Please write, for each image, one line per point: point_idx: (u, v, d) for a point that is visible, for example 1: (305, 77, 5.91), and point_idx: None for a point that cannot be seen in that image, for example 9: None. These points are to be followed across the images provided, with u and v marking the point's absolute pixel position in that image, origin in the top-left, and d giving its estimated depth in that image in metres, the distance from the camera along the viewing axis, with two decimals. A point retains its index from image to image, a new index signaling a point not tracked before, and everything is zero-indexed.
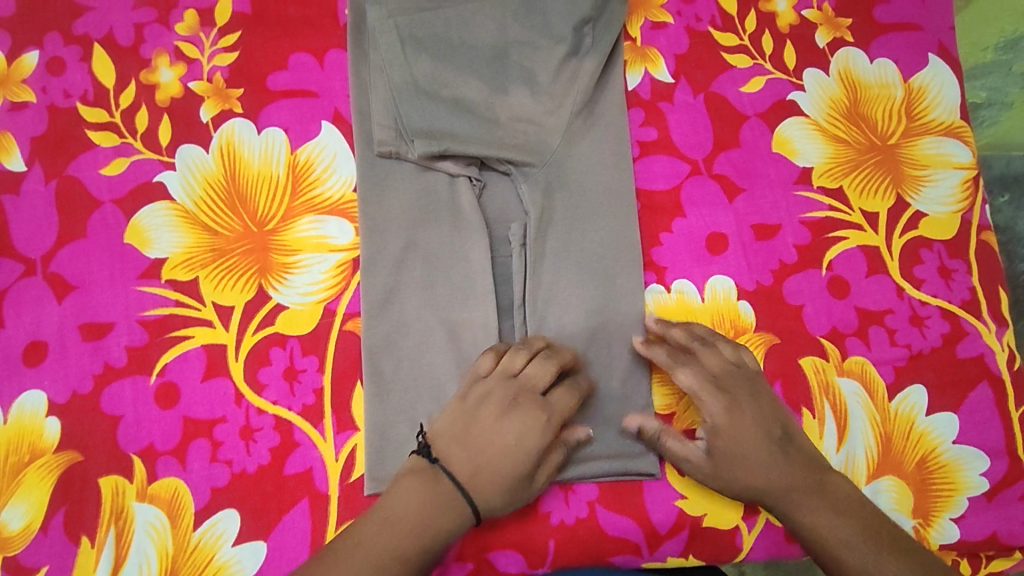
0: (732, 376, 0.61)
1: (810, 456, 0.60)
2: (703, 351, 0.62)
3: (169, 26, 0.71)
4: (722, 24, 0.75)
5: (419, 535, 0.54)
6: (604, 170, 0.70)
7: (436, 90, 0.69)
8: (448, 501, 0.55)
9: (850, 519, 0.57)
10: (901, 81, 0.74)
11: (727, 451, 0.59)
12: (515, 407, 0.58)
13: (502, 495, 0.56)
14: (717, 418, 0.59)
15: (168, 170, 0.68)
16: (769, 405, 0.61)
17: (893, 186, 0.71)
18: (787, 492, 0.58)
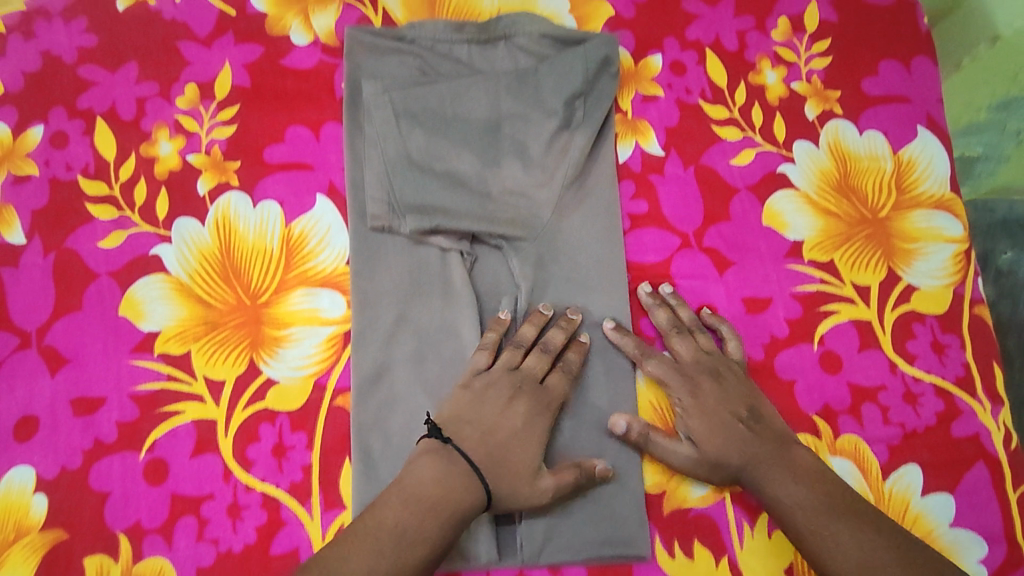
0: (700, 366, 0.65)
1: (778, 430, 0.63)
2: (678, 337, 0.67)
3: (170, 99, 0.72)
4: (712, 97, 0.76)
5: (440, 515, 0.55)
6: (595, 244, 0.70)
7: (429, 164, 0.70)
8: (466, 480, 0.57)
9: (811, 486, 0.60)
10: (890, 153, 0.75)
11: (699, 429, 0.63)
12: (518, 395, 0.62)
13: (512, 483, 0.58)
14: (685, 401, 0.64)
15: (163, 243, 0.69)
16: (737, 381, 0.65)
17: (884, 258, 0.72)
18: (749, 462, 0.61)
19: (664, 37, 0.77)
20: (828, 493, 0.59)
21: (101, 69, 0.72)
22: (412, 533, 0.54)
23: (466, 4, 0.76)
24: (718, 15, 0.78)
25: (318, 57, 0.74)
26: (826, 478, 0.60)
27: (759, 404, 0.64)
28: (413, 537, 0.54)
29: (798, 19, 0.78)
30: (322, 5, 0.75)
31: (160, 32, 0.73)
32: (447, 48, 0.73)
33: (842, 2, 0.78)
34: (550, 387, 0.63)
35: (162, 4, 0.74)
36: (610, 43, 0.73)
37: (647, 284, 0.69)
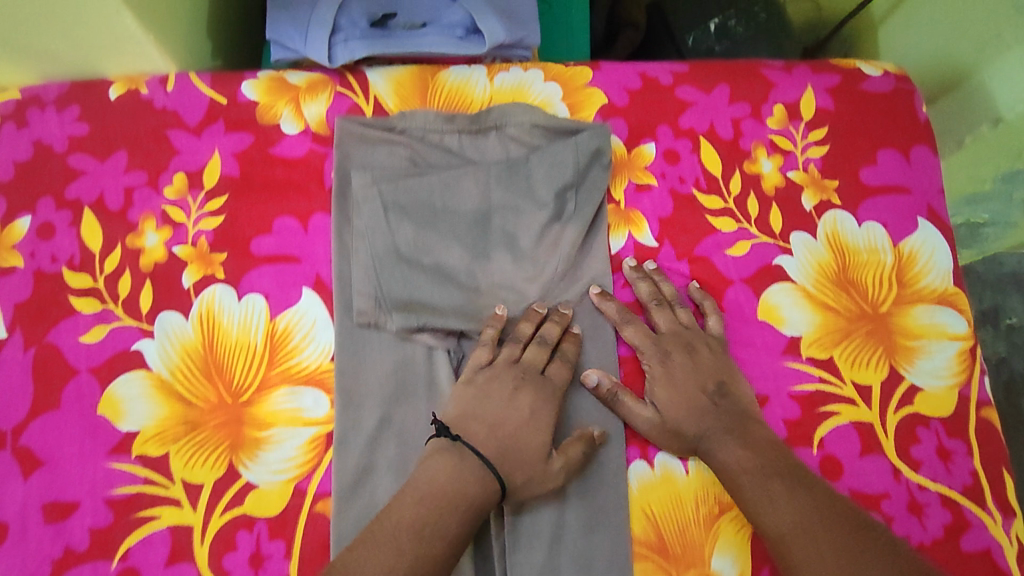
0: (677, 338, 0.68)
1: (740, 407, 0.65)
2: (659, 309, 0.70)
3: (158, 189, 0.71)
4: (706, 186, 0.75)
5: (458, 511, 0.57)
6: (584, 341, 0.69)
7: (419, 257, 0.69)
8: (479, 472, 0.59)
9: (754, 451, 0.61)
10: (891, 246, 0.73)
11: (670, 402, 0.66)
12: (522, 388, 0.64)
13: (524, 472, 0.60)
14: (655, 370, 0.67)
15: (146, 337, 0.68)
16: (711, 357, 0.67)
17: (886, 356, 0.70)
18: (705, 433, 0.64)
19: (658, 125, 0.77)
20: (761, 452, 0.61)
21: (91, 158, 0.72)
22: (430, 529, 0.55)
23: (459, 91, 0.76)
24: (713, 102, 0.77)
25: (308, 146, 0.73)
26: (772, 448, 0.62)
27: (728, 381, 0.66)
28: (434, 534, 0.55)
29: (794, 106, 0.77)
30: (313, 94, 0.74)
31: (151, 121, 0.73)
32: (438, 138, 0.73)
33: (838, 89, 0.77)
34: (551, 372, 0.66)
35: (154, 93, 0.74)
36: (603, 136, 0.73)
37: (631, 259, 0.72)
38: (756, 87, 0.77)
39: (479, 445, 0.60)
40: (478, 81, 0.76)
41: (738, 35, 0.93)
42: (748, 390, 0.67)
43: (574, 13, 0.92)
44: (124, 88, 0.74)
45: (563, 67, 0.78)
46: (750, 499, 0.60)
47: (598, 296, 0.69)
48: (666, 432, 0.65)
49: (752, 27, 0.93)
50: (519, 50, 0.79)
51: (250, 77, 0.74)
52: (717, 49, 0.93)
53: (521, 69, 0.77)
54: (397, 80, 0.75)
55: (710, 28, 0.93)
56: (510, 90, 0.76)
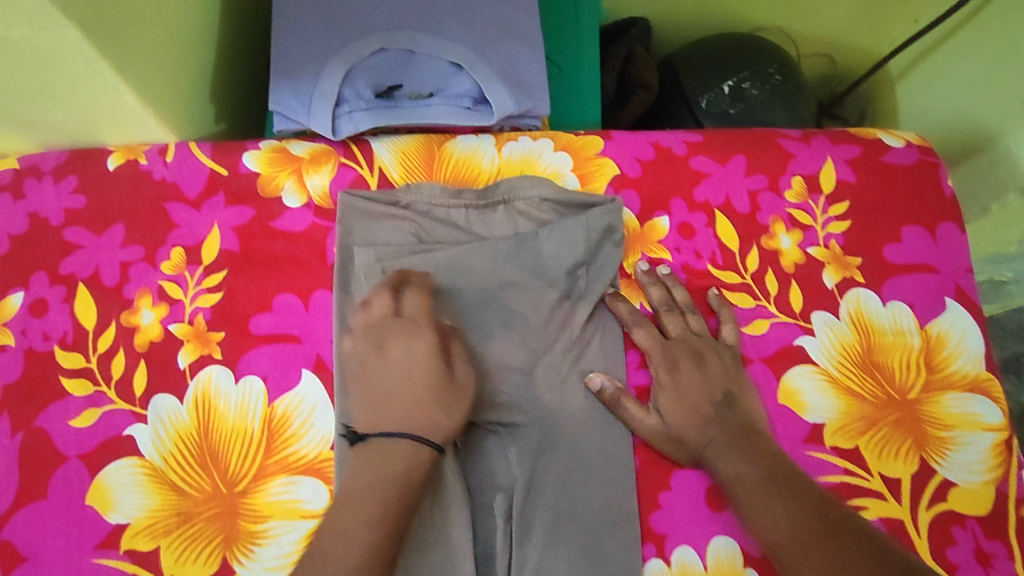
0: (685, 345, 0.67)
1: (746, 419, 0.63)
2: (669, 316, 0.69)
3: (155, 264, 0.69)
4: (722, 263, 0.72)
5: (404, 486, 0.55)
6: (597, 430, 0.65)
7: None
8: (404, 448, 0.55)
9: (754, 461, 0.60)
10: (917, 327, 0.70)
11: (672, 406, 0.65)
12: (385, 343, 0.60)
13: (435, 420, 0.57)
14: (661, 375, 0.66)
15: (139, 422, 0.64)
16: (720, 366, 0.66)
17: (915, 447, 0.66)
18: (708, 443, 0.63)
19: (671, 197, 0.74)
20: (760, 463, 0.60)
21: (87, 232, 0.69)
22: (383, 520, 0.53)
23: (466, 162, 0.74)
24: (729, 174, 0.75)
25: (310, 219, 0.71)
26: (773, 460, 0.60)
27: (735, 392, 0.65)
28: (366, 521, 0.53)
29: (813, 178, 0.74)
30: (316, 165, 0.72)
31: (149, 193, 0.71)
32: (444, 212, 0.71)
33: (859, 160, 0.75)
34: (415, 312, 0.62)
35: (152, 164, 0.72)
36: (613, 212, 0.70)
37: (643, 262, 0.71)
38: (773, 158, 0.75)
39: (405, 426, 0.56)
40: (485, 152, 0.74)
41: (753, 98, 0.92)
42: (756, 402, 0.66)
43: (585, 75, 0.89)
44: (122, 158, 0.72)
45: (573, 135, 0.76)
46: (745, 506, 0.59)
47: (608, 298, 0.69)
48: (668, 439, 0.64)
49: (767, 89, 0.92)
50: (527, 119, 0.78)
51: (252, 148, 0.73)
52: (732, 111, 0.91)
53: (529, 138, 0.76)
54: (403, 151, 0.74)
55: (725, 90, 0.92)
56: (518, 160, 0.74)
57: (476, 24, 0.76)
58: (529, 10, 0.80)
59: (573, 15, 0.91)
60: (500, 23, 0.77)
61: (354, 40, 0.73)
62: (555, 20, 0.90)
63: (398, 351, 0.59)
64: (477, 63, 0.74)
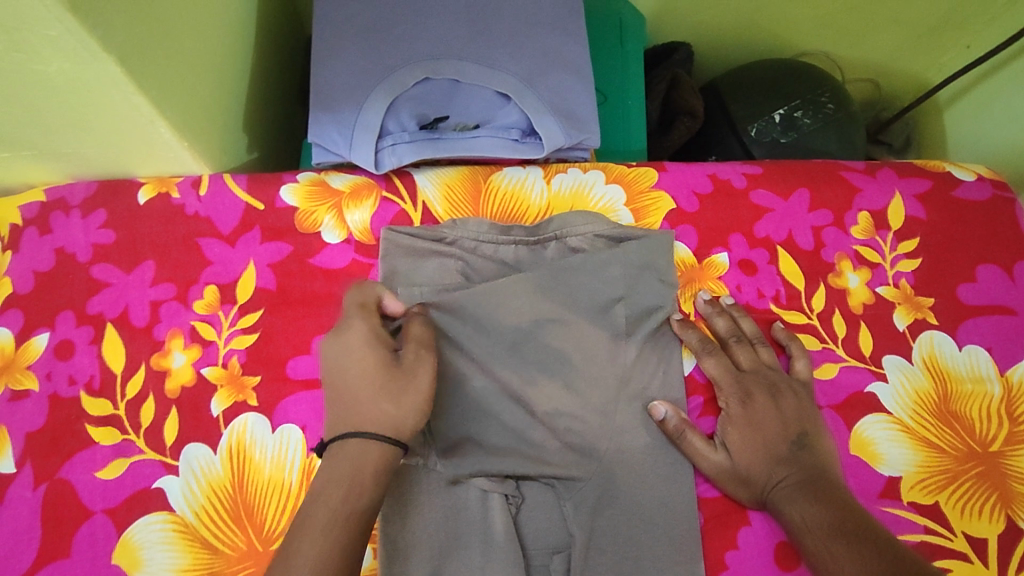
0: (759, 378, 0.63)
1: (819, 466, 0.59)
2: (738, 347, 0.65)
3: (187, 303, 0.65)
4: (786, 302, 0.68)
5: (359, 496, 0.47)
6: (658, 484, 0.61)
7: (464, 385, 0.61)
8: (357, 453, 0.47)
9: (827, 507, 0.55)
10: (996, 375, 0.66)
11: (740, 441, 0.61)
12: (335, 332, 0.53)
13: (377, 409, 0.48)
14: (732, 408, 0.63)
15: (169, 473, 0.59)
16: (796, 404, 0.62)
17: (1001, 504, 0.61)
18: (777, 485, 0.58)
19: (731, 233, 0.70)
20: (831, 509, 0.55)
21: (116, 269, 0.66)
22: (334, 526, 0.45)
23: (514, 195, 0.70)
24: (792, 209, 0.71)
25: (351, 256, 0.67)
26: (849, 508, 0.55)
27: (811, 434, 0.61)
28: (317, 531, 0.44)
29: (881, 214, 0.71)
30: (357, 199, 0.69)
31: (181, 228, 0.67)
32: (492, 249, 0.67)
33: (929, 195, 0.72)
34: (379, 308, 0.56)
35: (185, 197, 0.68)
36: (664, 246, 0.67)
37: (706, 292, 0.67)
38: (837, 193, 0.71)
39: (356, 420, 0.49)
40: (534, 184, 0.71)
41: (805, 127, 0.88)
42: (833, 447, 0.61)
43: (631, 102, 0.85)
44: (154, 191, 0.68)
45: (625, 166, 0.73)
46: (817, 561, 0.53)
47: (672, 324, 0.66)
48: (734, 478, 0.60)
49: (820, 118, 0.89)
50: (577, 151, 0.74)
51: (290, 180, 0.69)
52: (783, 140, 0.88)
53: (580, 170, 0.72)
54: (447, 183, 0.70)
55: (775, 119, 0.88)
56: (569, 194, 0.71)
57: (524, 53, 0.73)
58: (577, 38, 0.76)
59: (620, 38, 0.88)
60: (548, 52, 0.74)
61: (398, 69, 0.70)
62: (598, 45, 0.87)
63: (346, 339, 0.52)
64: (526, 94, 0.71)
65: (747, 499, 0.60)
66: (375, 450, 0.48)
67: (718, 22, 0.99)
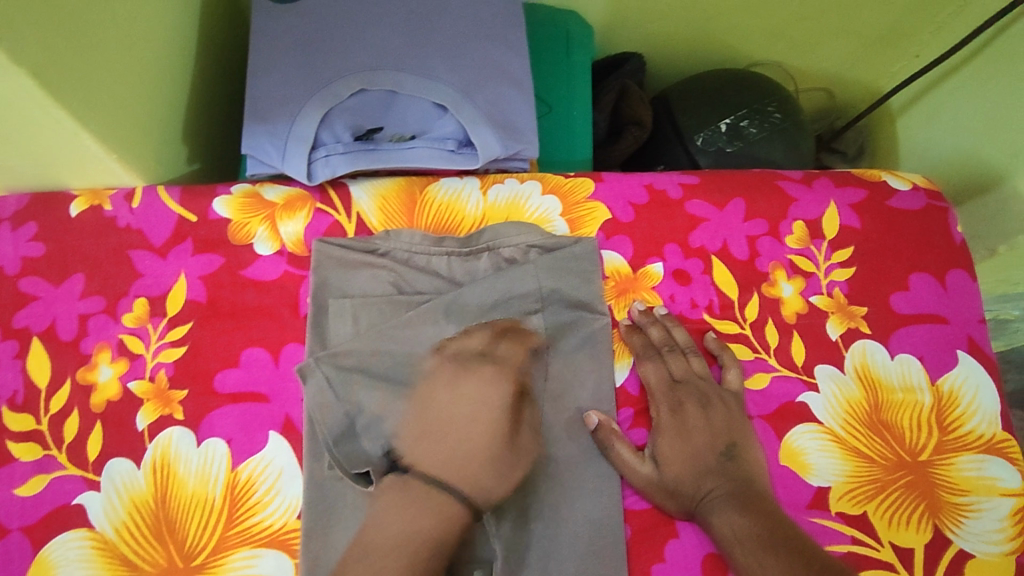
0: (691, 388, 0.63)
1: (748, 476, 0.58)
2: (671, 357, 0.65)
3: (116, 316, 0.65)
4: (719, 312, 0.68)
5: (410, 552, 0.51)
6: (583, 496, 0.61)
7: (377, 427, 0.59)
8: (428, 499, 0.53)
9: (756, 517, 0.55)
10: (927, 384, 0.66)
11: (670, 452, 0.60)
12: (461, 380, 0.58)
13: (497, 472, 0.55)
14: (662, 418, 0.62)
15: (90, 489, 0.59)
16: (726, 414, 0.62)
17: (929, 514, 0.61)
18: (705, 496, 0.58)
19: (666, 243, 0.70)
20: (761, 519, 0.55)
21: (44, 282, 0.65)
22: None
23: (450, 207, 0.70)
24: (727, 219, 0.71)
25: (283, 268, 0.67)
26: (777, 519, 0.55)
27: (740, 444, 0.60)
28: None
29: (816, 224, 0.71)
30: (291, 211, 0.69)
31: (112, 241, 0.67)
32: (425, 260, 0.67)
33: (864, 205, 0.72)
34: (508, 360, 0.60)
35: (117, 210, 0.68)
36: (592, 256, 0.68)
37: (640, 303, 0.67)
38: (773, 202, 0.72)
39: (426, 464, 0.54)
40: (470, 196, 0.71)
41: (751, 136, 0.89)
42: (762, 456, 0.61)
43: (577, 111, 0.87)
44: (86, 203, 0.68)
45: (563, 177, 0.73)
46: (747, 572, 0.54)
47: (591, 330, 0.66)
48: (664, 490, 0.59)
49: (766, 127, 0.90)
50: (515, 161, 0.74)
51: (223, 193, 0.69)
52: (729, 150, 0.89)
53: (516, 181, 0.72)
54: (382, 195, 0.70)
55: (722, 128, 0.89)
56: (505, 205, 0.71)
57: (462, 64, 0.73)
58: (518, 50, 0.77)
59: (566, 50, 0.89)
60: (487, 63, 0.74)
61: (334, 81, 0.71)
62: (545, 56, 0.88)
63: (467, 390, 0.57)
64: (463, 104, 0.71)
65: (676, 511, 0.60)
66: (435, 514, 0.52)
67: (669, 32, 1.00)
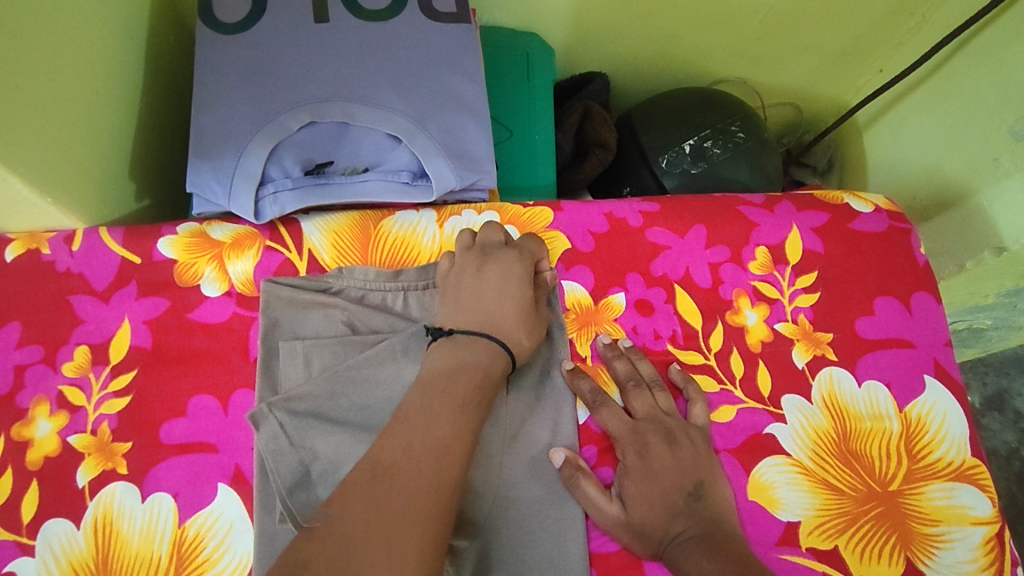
0: (656, 425, 0.61)
1: (716, 519, 0.56)
2: (637, 392, 0.62)
3: (56, 366, 0.62)
4: (683, 342, 0.66)
5: (466, 377, 0.53)
6: (548, 540, 0.57)
7: (333, 473, 0.57)
8: (475, 342, 0.56)
9: (723, 563, 0.51)
10: (895, 411, 0.65)
11: (637, 494, 0.58)
12: (488, 262, 0.63)
13: (519, 329, 0.59)
14: (628, 458, 0.59)
15: (25, 554, 0.55)
16: (692, 452, 0.60)
17: (901, 545, 0.60)
18: (674, 540, 0.55)
19: (627, 272, 0.68)
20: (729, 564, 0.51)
21: None
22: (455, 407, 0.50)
23: (405, 240, 0.69)
24: (689, 246, 0.70)
25: (232, 310, 0.65)
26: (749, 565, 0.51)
27: (707, 483, 0.58)
28: None
29: (778, 248, 0.71)
30: (239, 250, 0.66)
31: (51, 288, 0.64)
32: (380, 297, 0.65)
33: (827, 228, 0.72)
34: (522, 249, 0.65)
35: (57, 254, 0.65)
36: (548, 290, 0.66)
37: (605, 335, 0.65)
38: (734, 228, 0.71)
39: (466, 327, 0.58)
40: (425, 229, 0.69)
41: (715, 157, 0.88)
42: (730, 492, 0.59)
43: (538, 137, 0.86)
44: (23, 248, 0.65)
45: (521, 206, 0.71)
46: None
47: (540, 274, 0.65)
48: (631, 536, 0.57)
49: (730, 147, 0.89)
50: (473, 192, 0.73)
51: (169, 233, 0.67)
52: (694, 171, 0.88)
53: (473, 211, 0.71)
54: (334, 230, 0.68)
55: (685, 149, 0.88)
56: None
57: (415, 93, 0.72)
58: (473, 76, 0.75)
59: (526, 74, 0.88)
60: (441, 91, 0.73)
61: (281, 114, 0.69)
62: (505, 81, 0.87)
63: (509, 270, 0.62)
64: (416, 135, 0.70)
65: (645, 557, 0.57)
66: (486, 347, 0.56)
67: (632, 52, 0.99)
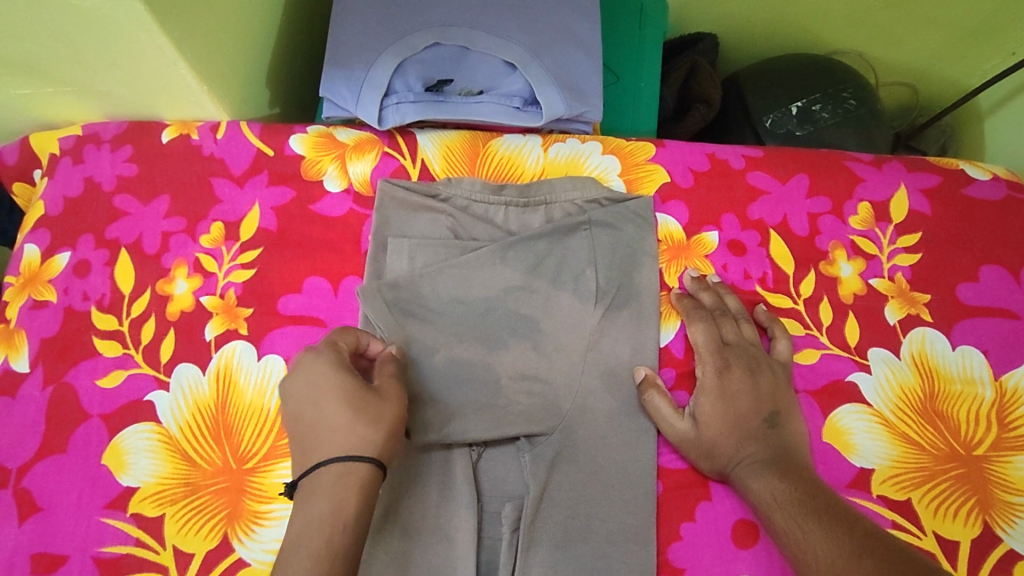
0: (741, 353, 0.62)
1: (791, 446, 0.57)
2: (722, 321, 0.64)
3: (195, 237, 0.70)
4: (773, 285, 0.67)
5: (338, 509, 0.45)
6: (619, 448, 0.61)
7: (427, 357, 0.62)
8: (337, 487, 0.46)
9: (794, 482, 0.54)
10: (990, 379, 0.63)
11: (713, 416, 0.59)
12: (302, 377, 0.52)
13: (354, 431, 0.48)
14: (706, 378, 0.61)
15: (161, 388, 0.64)
16: (772, 382, 0.60)
17: (979, 509, 0.59)
18: (743, 459, 0.57)
19: (724, 212, 0.69)
20: (799, 484, 0.54)
21: (135, 200, 0.71)
22: (327, 553, 0.43)
23: (510, 160, 0.73)
24: (789, 193, 0.70)
25: (349, 206, 0.71)
26: (820, 487, 0.53)
27: (783, 412, 0.59)
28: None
29: (882, 206, 0.70)
30: (360, 153, 0.72)
31: (197, 168, 0.72)
32: (484, 209, 0.69)
33: (936, 192, 0.70)
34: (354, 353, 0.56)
35: (204, 139, 0.73)
36: (645, 211, 0.68)
37: (693, 270, 0.67)
38: (839, 182, 0.71)
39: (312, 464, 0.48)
40: (530, 151, 0.73)
41: (822, 121, 0.88)
42: (805, 428, 0.60)
43: (643, 84, 0.88)
44: (176, 132, 0.74)
45: (625, 140, 0.74)
46: (783, 536, 0.52)
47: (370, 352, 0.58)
48: (701, 449, 0.59)
49: (839, 113, 0.88)
50: (578, 123, 0.76)
51: (300, 131, 0.73)
52: (799, 133, 0.88)
53: (578, 140, 0.74)
54: (447, 145, 0.73)
55: (792, 111, 0.88)
56: (564, 161, 0.73)
57: (536, 25, 0.75)
58: (590, 17, 0.78)
59: (638, 22, 0.90)
60: (559, 26, 0.76)
61: (410, 33, 0.73)
62: (618, 28, 0.89)
63: (315, 374, 0.51)
64: (532, 63, 0.73)
65: (713, 475, 0.59)
66: (340, 465, 0.47)
67: (749, 12, 0.99)
